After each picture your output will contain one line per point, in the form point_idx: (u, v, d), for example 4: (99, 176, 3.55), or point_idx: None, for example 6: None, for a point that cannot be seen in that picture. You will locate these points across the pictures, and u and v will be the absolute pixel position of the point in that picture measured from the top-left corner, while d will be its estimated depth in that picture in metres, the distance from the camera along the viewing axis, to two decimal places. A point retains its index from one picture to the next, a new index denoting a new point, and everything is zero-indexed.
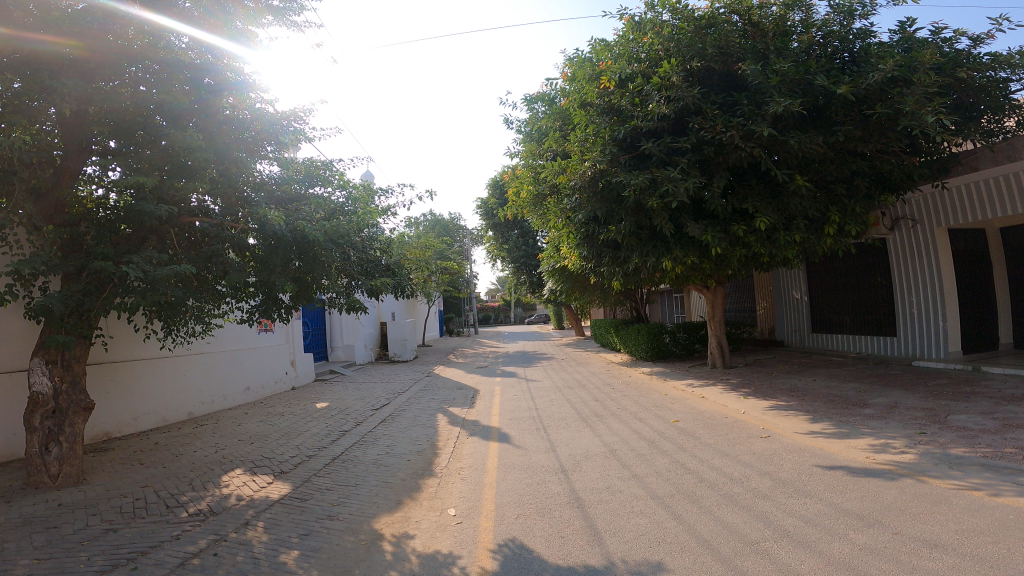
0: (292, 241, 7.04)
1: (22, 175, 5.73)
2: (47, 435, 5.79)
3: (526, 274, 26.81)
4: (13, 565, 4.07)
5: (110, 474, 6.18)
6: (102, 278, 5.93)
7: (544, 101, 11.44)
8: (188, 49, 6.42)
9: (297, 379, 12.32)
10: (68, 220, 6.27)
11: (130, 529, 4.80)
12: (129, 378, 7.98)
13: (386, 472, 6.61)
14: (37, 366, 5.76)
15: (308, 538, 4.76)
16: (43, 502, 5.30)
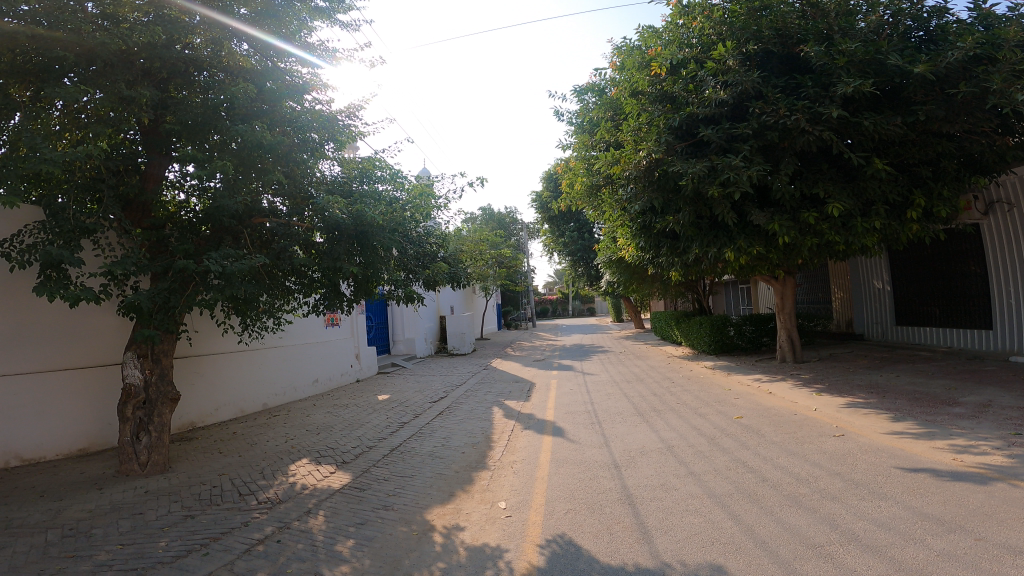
0: (353, 234, 7.28)
1: (109, 183, 6.20)
2: (138, 425, 6.26)
3: (583, 266, 26.68)
4: (100, 550, 4.42)
5: (192, 461, 6.62)
6: (184, 276, 6.27)
7: (595, 92, 11.35)
8: (250, 54, 6.82)
9: (362, 371, 12.77)
10: (155, 223, 6.75)
11: (205, 516, 5.14)
12: (211, 370, 8.52)
13: (441, 464, 6.78)
14: (131, 359, 6.24)
15: (363, 528, 4.96)
16: (131, 490, 5.76)
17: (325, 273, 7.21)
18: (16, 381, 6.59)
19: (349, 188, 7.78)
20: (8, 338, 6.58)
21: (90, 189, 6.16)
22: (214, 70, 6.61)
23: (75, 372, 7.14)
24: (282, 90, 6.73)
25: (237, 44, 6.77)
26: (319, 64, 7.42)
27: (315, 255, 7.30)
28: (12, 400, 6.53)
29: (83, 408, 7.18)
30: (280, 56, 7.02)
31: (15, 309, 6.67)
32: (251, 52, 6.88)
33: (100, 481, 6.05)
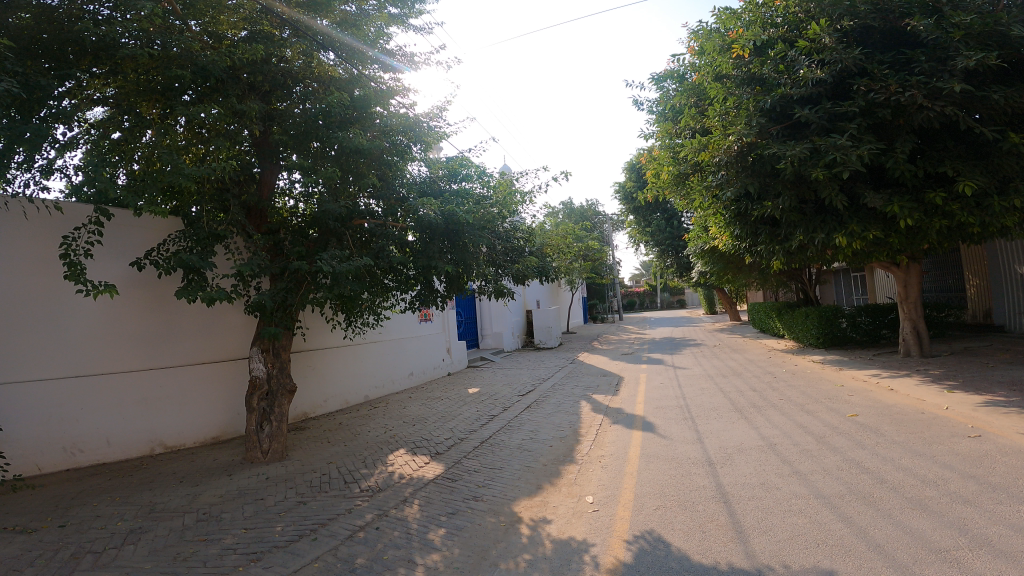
0: (444, 230, 7.45)
1: (234, 193, 6.70)
2: (262, 414, 6.78)
3: (672, 256, 25.89)
4: (227, 534, 4.74)
5: (306, 449, 7.04)
6: (298, 277, 6.79)
7: (674, 79, 11.06)
8: (336, 63, 7.18)
9: (453, 365, 13.09)
10: (272, 228, 7.24)
11: (315, 502, 5.45)
12: (320, 364, 9.03)
13: (529, 457, 6.85)
14: (256, 354, 6.78)
15: (454, 517, 5.08)
16: (255, 475, 6.22)
17: (420, 269, 7.43)
18: (160, 373, 7.20)
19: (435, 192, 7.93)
20: (152, 334, 7.17)
21: (219, 198, 6.68)
22: (306, 81, 6.93)
23: (207, 366, 7.73)
24: (370, 96, 7.00)
25: (324, 54, 7.17)
26: (399, 69, 7.69)
27: (409, 253, 7.43)
28: (155, 391, 7.13)
29: (213, 399, 7.77)
30: (366, 63, 7.36)
31: (160, 311, 7.28)
32: (338, 61, 7.21)
33: (229, 468, 6.54)
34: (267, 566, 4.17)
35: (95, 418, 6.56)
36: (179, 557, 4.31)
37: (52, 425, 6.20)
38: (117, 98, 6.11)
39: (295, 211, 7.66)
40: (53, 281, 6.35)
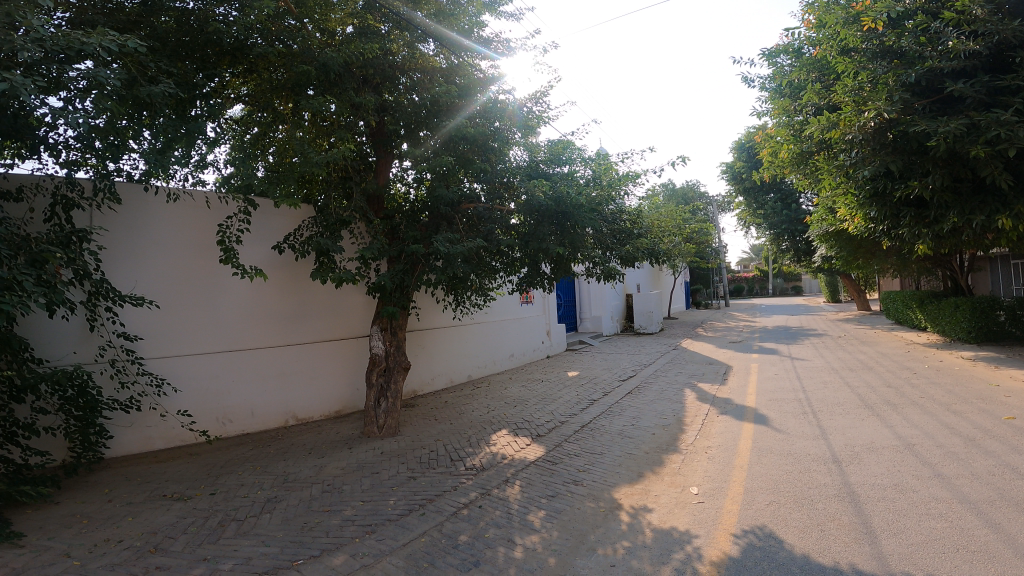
0: (552, 212, 7.40)
1: (356, 181, 6.82)
2: (378, 391, 6.60)
3: (789, 240, 24.37)
4: (346, 506, 4.82)
5: (417, 425, 6.78)
6: (413, 258, 7.03)
7: (790, 53, 10.35)
8: (436, 54, 7.31)
9: (552, 348, 13.01)
10: (387, 214, 7.28)
11: (425, 478, 5.30)
12: (430, 343, 8.76)
13: (631, 444, 6.73)
14: (375, 332, 6.69)
15: (554, 500, 5.02)
16: (371, 449, 6.04)
17: (527, 252, 7.44)
18: (290, 350, 7.52)
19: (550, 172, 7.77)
20: (288, 313, 7.53)
21: (342, 186, 6.86)
22: (413, 71, 7.07)
23: (333, 344, 8.02)
24: (473, 83, 7.03)
25: (424, 45, 7.20)
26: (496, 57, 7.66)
27: (515, 236, 7.58)
28: (291, 366, 7.51)
29: (338, 375, 8.09)
30: (465, 53, 7.39)
31: (290, 292, 7.57)
32: (437, 51, 7.33)
33: (349, 441, 6.41)
34: (379, 539, 4.30)
35: (237, 391, 6.94)
36: (307, 526, 4.54)
37: (209, 395, 6.68)
38: (252, 97, 6.49)
39: (409, 198, 7.58)
40: (210, 265, 6.77)
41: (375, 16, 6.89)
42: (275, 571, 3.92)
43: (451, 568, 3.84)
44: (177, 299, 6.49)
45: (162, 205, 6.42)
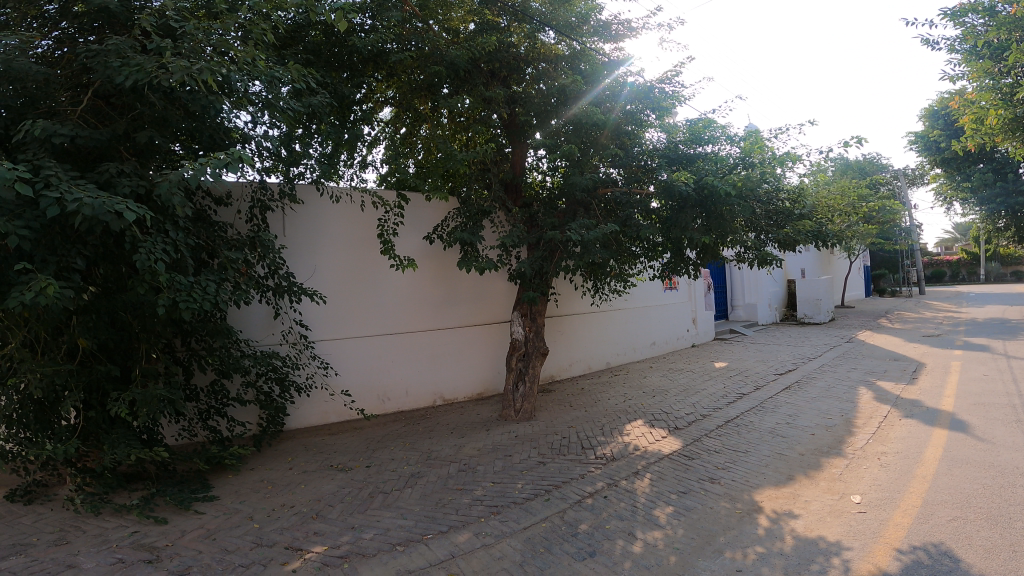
0: (698, 199, 6.85)
1: (495, 171, 6.62)
2: (517, 374, 6.55)
3: (1005, 218, 20.65)
4: (478, 486, 4.87)
5: (552, 412, 6.72)
6: (551, 244, 6.91)
7: (981, 13, 8.51)
8: (557, 42, 7.01)
9: (699, 336, 12.25)
10: (524, 202, 7.25)
11: (555, 464, 5.21)
12: (569, 329, 8.67)
13: (783, 444, 6.15)
14: (515, 317, 6.63)
15: (685, 497, 4.75)
16: (505, 432, 6.02)
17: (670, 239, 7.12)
18: (438, 332, 7.18)
19: (692, 153, 7.12)
20: (447, 298, 7.30)
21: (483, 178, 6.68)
22: (537, 61, 6.94)
23: (480, 327, 7.57)
24: (600, 67, 6.90)
25: (544, 34, 7.01)
26: (619, 39, 7.35)
27: (656, 220, 7.25)
28: (445, 347, 7.25)
29: (492, 359, 7.72)
30: (585, 37, 7.07)
31: (437, 276, 7.20)
32: (558, 37, 7.02)
33: (487, 423, 6.37)
34: (503, 520, 4.36)
35: (386, 372, 6.77)
36: (441, 503, 4.65)
37: (372, 374, 6.67)
38: (398, 99, 6.54)
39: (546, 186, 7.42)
40: (367, 255, 6.68)
41: (493, 11, 6.90)
42: (406, 543, 4.16)
43: (567, 556, 3.82)
44: (349, 286, 6.56)
45: (325, 203, 6.41)
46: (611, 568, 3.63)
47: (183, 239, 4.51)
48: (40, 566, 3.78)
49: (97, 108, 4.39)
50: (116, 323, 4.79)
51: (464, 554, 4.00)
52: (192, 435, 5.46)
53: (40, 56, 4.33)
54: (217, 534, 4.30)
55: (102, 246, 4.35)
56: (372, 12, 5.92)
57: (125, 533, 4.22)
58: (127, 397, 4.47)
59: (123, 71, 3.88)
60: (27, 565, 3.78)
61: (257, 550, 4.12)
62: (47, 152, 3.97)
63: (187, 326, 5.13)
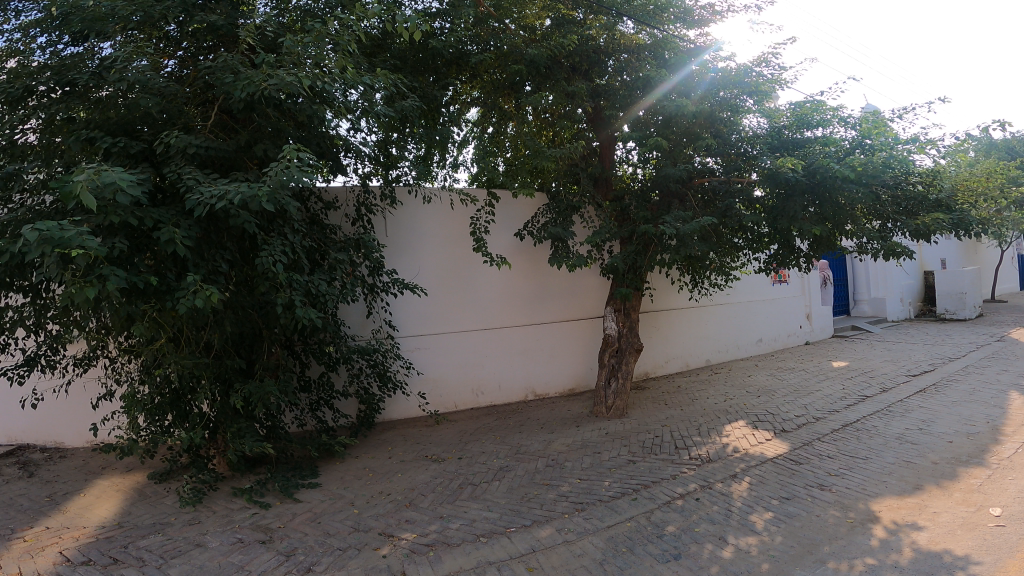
0: (808, 185, 6.26)
1: (583, 167, 6.37)
2: (610, 370, 6.39)
3: None
4: (564, 482, 4.78)
5: (645, 410, 6.48)
6: (645, 238, 6.64)
7: None
8: (637, 31, 6.66)
9: (815, 333, 11.31)
10: (615, 196, 6.98)
11: (645, 463, 5.00)
12: (665, 325, 8.30)
13: (910, 451, 5.49)
14: (608, 313, 6.48)
15: (789, 503, 4.37)
16: (595, 429, 5.89)
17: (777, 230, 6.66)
18: (529, 328, 7.09)
19: (799, 137, 6.58)
20: (539, 293, 7.17)
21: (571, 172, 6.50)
22: (617, 53, 6.70)
23: (571, 323, 7.40)
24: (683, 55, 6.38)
25: (623, 24, 6.69)
26: (707, 22, 6.75)
27: (760, 209, 6.79)
28: (537, 343, 7.15)
29: (583, 354, 7.51)
30: (668, 25, 6.64)
31: (529, 273, 7.10)
32: (638, 27, 6.68)
33: (579, 420, 6.24)
34: (587, 518, 4.25)
35: (477, 367, 6.76)
36: (526, 497, 4.61)
37: (467, 368, 6.71)
38: (483, 99, 6.53)
39: (637, 179, 7.06)
40: (464, 252, 6.69)
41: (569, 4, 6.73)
42: (489, 536, 4.17)
43: (650, 558, 3.65)
44: (446, 283, 6.59)
45: (419, 206, 6.43)
46: (695, 572, 3.43)
47: (299, 242, 4.78)
48: (174, 543, 4.18)
49: (223, 122, 4.56)
50: (245, 320, 4.87)
51: (544, 549, 3.94)
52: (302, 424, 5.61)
53: (168, 74, 4.51)
54: (322, 517, 4.52)
55: (238, 249, 4.71)
56: (450, 17, 6.08)
57: (246, 514, 4.58)
58: (246, 391, 4.70)
59: (240, 86, 4.01)
60: (164, 541, 4.20)
61: (352, 534, 4.30)
62: (187, 164, 4.17)
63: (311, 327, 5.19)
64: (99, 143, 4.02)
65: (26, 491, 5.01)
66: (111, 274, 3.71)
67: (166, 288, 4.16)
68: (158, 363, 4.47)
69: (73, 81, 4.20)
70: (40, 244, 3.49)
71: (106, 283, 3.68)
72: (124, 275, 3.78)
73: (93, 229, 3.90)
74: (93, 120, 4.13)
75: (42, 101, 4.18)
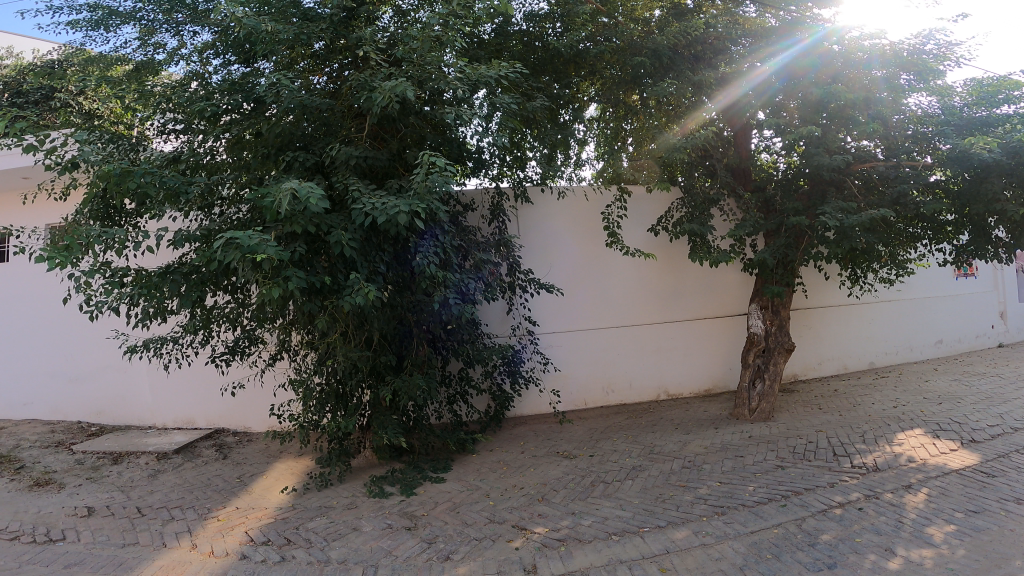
0: (1014, 164, 5.43)
1: (717, 157, 6.16)
2: (755, 372, 5.92)
3: None
4: (703, 485, 4.50)
5: (796, 414, 5.91)
6: (796, 230, 6.12)
7: None
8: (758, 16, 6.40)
9: (1012, 335, 9.66)
10: (757, 186, 6.48)
11: (796, 469, 4.56)
12: (819, 324, 7.52)
13: None
14: (754, 311, 6.02)
15: (977, 516, 3.73)
16: (737, 432, 5.46)
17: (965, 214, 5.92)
18: (666, 326, 6.82)
19: (985, 116, 5.77)
20: (674, 290, 6.87)
21: (705, 164, 6.25)
22: (739, 39, 6.09)
23: (712, 323, 6.97)
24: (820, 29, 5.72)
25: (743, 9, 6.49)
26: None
27: (943, 194, 6.00)
28: (672, 341, 6.83)
29: (722, 354, 7.04)
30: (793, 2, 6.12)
31: (667, 271, 6.83)
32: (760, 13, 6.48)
33: (717, 421, 5.87)
34: (728, 522, 3.95)
35: (609, 365, 6.63)
36: (661, 498, 4.40)
37: (598, 366, 6.60)
38: (603, 96, 6.30)
39: (780, 167, 6.50)
40: (600, 250, 6.63)
41: None
42: (622, 534, 4.02)
43: (800, 567, 3.31)
44: (577, 281, 6.56)
45: (553, 203, 6.49)
46: None
47: (448, 242, 5.11)
48: (334, 526, 4.53)
49: (374, 135, 4.91)
50: (399, 319, 5.21)
51: (679, 550, 3.72)
52: (439, 417, 5.81)
53: (322, 90, 4.78)
54: (460, 507, 4.65)
55: (393, 249, 5.02)
56: (561, 18, 5.92)
57: (396, 501, 4.82)
58: (393, 384, 5.03)
59: (375, 96, 4.31)
60: (328, 525, 4.56)
61: (488, 526, 4.36)
62: (351, 174, 4.60)
63: (453, 326, 5.41)
64: (284, 159, 4.58)
65: (220, 471, 5.60)
66: (293, 276, 4.23)
67: (336, 287, 4.65)
68: (327, 356, 4.94)
69: (254, 100, 4.60)
70: (236, 251, 4.12)
71: (287, 284, 4.22)
72: (304, 277, 4.32)
73: (279, 235, 4.46)
74: (271, 138, 4.57)
75: (234, 118, 4.68)
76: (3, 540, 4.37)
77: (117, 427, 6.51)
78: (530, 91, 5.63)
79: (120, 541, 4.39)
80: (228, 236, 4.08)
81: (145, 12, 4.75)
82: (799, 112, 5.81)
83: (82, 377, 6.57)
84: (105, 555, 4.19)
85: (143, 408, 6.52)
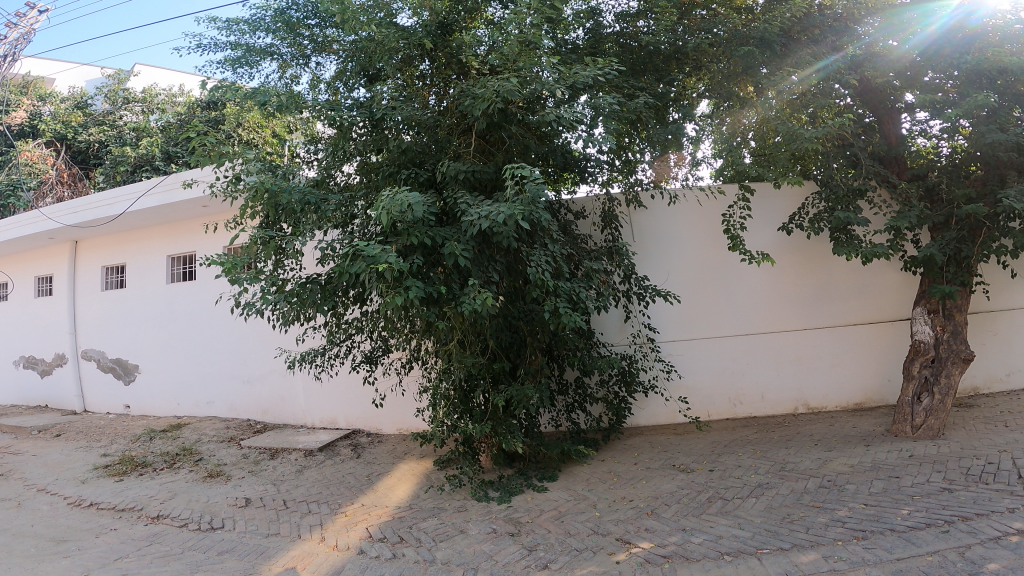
0: None
1: (860, 145, 5.43)
2: (921, 384, 5.02)
3: None
4: (842, 506, 3.84)
5: (976, 433, 4.88)
6: (973, 222, 5.10)
7: None
8: None
9: None
10: (918, 173, 5.53)
11: (967, 493, 3.76)
12: (1007, 329, 6.19)
13: None
14: (919, 315, 5.14)
15: None
16: (895, 450, 4.60)
17: None
18: (810, 333, 6.10)
19: None
20: (817, 295, 6.11)
21: (845, 155, 5.49)
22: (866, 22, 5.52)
23: (865, 330, 6.10)
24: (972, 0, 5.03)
25: None
26: None
27: None
28: (814, 350, 6.08)
29: (877, 364, 6.12)
30: None
31: (813, 276, 6.11)
32: None
33: (868, 438, 5.02)
34: (868, 548, 3.32)
35: (740, 375, 6.09)
36: (789, 518, 3.83)
37: (725, 375, 6.09)
38: (713, 90, 5.93)
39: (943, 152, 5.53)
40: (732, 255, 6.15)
41: None
42: (736, 554, 3.55)
43: None
44: (699, 286, 6.14)
45: (675, 208, 6.20)
46: None
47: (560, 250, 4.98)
48: (444, 527, 4.57)
49: (481, 148, 5.01)
50: (512, 326, 5.24)
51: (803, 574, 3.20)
52: (557, 425, 5.67)
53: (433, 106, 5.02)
54: (565, 517, 4.45)
55: (507, 259, 4.98)
56: (653, 13, 5.65)
57: (503, 507, 4.76)
58: (506, 392, 4.97)
59: (477, 104, 4.42)
60: (438, 526, 4.62)
61: (592, 537, 4.11)
62: (461, 187, 4.73)
63: (567, 337, 5.24)
64: (399, 175, 4.82)
65: (353, 469, 5.97)
66: (412, 285, 4.31)
67: (453, 296, 4.71)
68: (447, 363, 5.00)
69: (375, 119, 4.93)
70: (364, 263, 4.29)
71: (409, 293, 4.30)
72: (423, 286, 4.39)
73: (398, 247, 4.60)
74: (395, 152, 4.85)
75: (364, 138, 5.02)
76: (176, 525, 4.99)
77: (279, 426, 7.26)
78: (632, 90, 5.41)
79: (264, 531, 4.82)
80: (357, 249, 4.36)
81: (280, 51, 5.60)
82: (957, 89, 5.03)
83: (252, 379, 7.46)
84: (251, 544, 4.62)
85: (297, 409, 7.22)
